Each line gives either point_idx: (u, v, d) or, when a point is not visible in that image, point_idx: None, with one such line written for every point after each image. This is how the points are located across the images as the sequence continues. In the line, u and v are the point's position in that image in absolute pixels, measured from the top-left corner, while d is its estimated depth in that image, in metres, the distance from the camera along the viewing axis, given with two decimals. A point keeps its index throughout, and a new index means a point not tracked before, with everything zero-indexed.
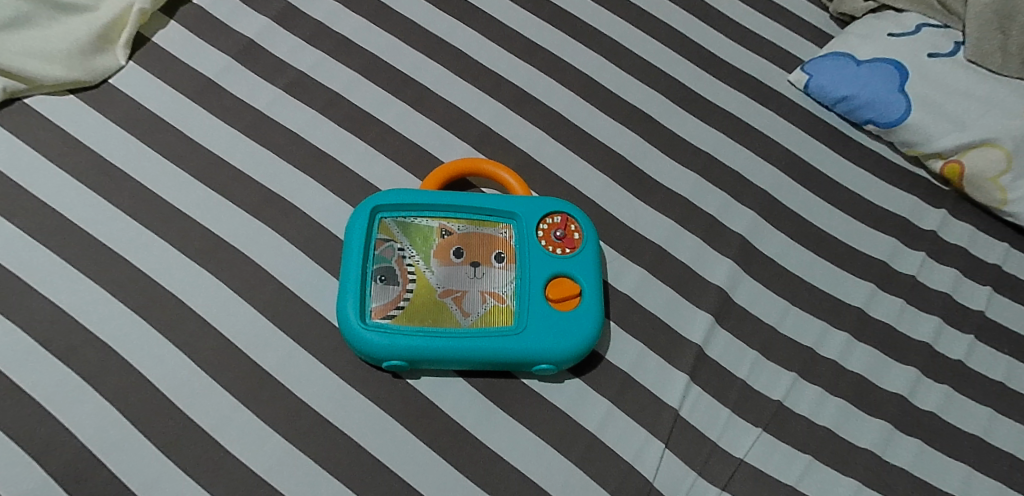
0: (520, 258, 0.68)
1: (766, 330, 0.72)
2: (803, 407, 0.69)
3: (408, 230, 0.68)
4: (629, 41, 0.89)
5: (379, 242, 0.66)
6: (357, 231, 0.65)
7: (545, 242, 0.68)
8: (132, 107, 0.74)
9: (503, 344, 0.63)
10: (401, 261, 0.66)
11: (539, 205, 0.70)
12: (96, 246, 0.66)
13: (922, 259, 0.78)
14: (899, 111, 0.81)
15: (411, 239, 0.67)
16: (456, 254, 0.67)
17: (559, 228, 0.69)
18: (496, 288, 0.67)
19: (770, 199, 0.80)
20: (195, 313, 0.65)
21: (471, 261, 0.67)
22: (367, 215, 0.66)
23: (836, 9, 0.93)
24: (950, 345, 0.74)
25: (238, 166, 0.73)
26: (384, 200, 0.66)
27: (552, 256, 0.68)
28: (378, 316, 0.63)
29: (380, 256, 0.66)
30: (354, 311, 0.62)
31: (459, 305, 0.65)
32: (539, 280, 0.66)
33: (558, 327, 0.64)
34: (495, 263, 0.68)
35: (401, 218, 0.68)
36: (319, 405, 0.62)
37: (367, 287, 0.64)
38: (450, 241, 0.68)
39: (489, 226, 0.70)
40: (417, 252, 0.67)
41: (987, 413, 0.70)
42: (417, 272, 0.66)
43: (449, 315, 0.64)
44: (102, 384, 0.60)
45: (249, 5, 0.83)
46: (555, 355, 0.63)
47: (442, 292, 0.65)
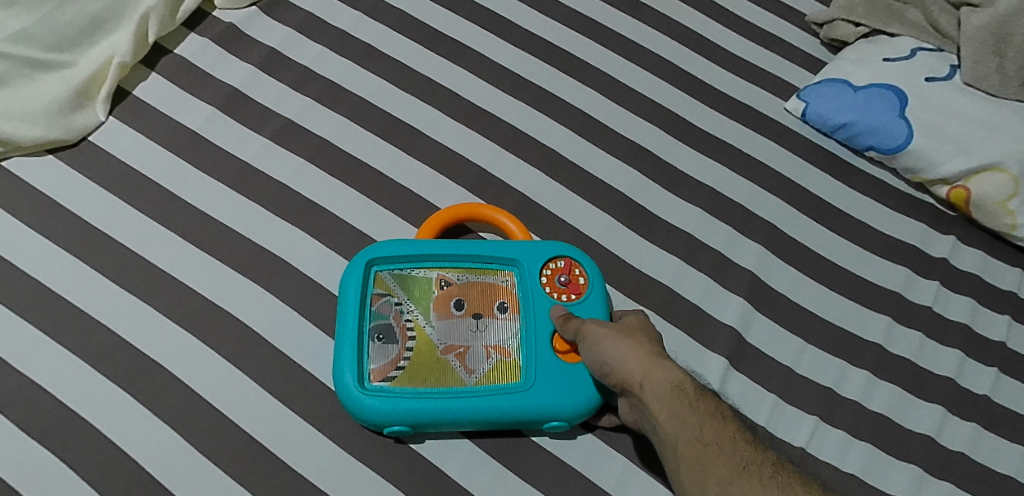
0: (524, 307, 0.65)
1: (782, 372, 0.70)
2: (827, 453, 0.66)
3: (406, 283, 0.64)
4: (622, 75, 0.87)
5: (375, 297, 0.63)
6: (350, 290, 0.62)
7: (550, 288, 0.65)
8: (111, 164, 0.71)
9: (510, 403, 0.59)
10: (399, 317, 0.63)
11: (541, 250, 0.66)
12: (75, 314, 0.63)
13: (936, 289, 0.76)
14: (902, 137, 0.80)
15: (409, 293, 0.64)
16: (456, 306, 0.64)
17: (563, 273, 0.66)
18: (500, 341, 0.63)
19: (777, 232, 0.78)
20: (184, 383, 0.61)
21: (472, 313, 0.64)
22: (362, 271, 0.63)
23: (827, 35, 0.92)
24: (973, 379, 0.71)
25: (223, 221, 0.69)
26: (379, 254, 0.63)
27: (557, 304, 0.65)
28: (377, 379, 0.60)
29: (378, 314, 0.62)
30: (351, 376, 0.58)
31: (462, 362, 0.62)
32: (546, 331, 0.63)
33: (567, 381, 0.61)
34: (498, 313, 0.65)
35: (398, 272, 0.65)
36: (320, 477, 0.59)
37: (365, 348, 0.60)
38: (450, 293, 0.65)
39: (489, 272, 0.66)
40: (415, 307, 0.64)
41: (1018, 450, 0.68)
42: (417, 328, 0.63)
43: (453, 373, 0.61)
44: (86, 465, 0.57)
45: (232, 52, 0.80)
46: (566, 413, 0.60)
47: (444, 348, 0.62)
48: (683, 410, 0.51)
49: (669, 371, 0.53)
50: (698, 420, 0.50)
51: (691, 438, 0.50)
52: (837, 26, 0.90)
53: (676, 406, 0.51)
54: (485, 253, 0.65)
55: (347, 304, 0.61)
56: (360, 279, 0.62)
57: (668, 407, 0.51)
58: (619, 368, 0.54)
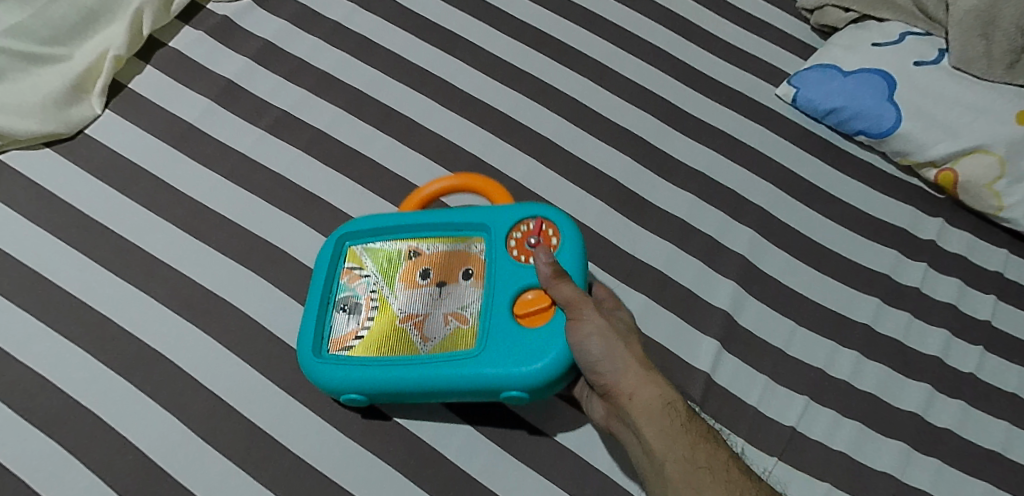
0: (488, 273, 0.62)
1: (773, 353, 0.71)
2: (817, 432, 0.67)
3: (379, 255, 0.65)
4: (615, 63, 0.87)
5: (346, 270, 0.64)
6: (322, 263, 0.63)
7: (516, 252, 0.62)
8: (107, 157, 0.72)
9: (454, 368, 0.57)
10: (368, 293, 0.63)
11: (510, 214, 0.64)
12: (76, 304, 0.64)
13: (924, 270, 0.78)
14: (890, 121, 0.81)
15: (380, 267, 0.64)
16: (423, 277, 0.63)
17: (533, 235, 0.62)
18: (461, 309, 0.62)
19: (768, 216, 0.79)
20: (185, 371, 0.62)
21: (438, 282, 0.63)
22: (333, 245, 0.64)
23: (817, 21, 0.92)
24: (960, 358, 0.73)
25: (220, 212, 0.70)
26: (350, 230, 0.65)
27: (523, 267, 0.61)
28: (336, 348, 0.61)
29: (348, 286, 0.63)
30: (308, 345, 0.60)
31: (420, 330, 0.61)
32: (506, 295, 0.60)
33: (520, 344, 0.57)
34: (463, 281, 0.63)
35: (373, 246, 0.65)
36: (319, 462, 0.60)
37: (330, 318, 0.62)
38: (419, 263, 0.64)
39: (462, 241, 0.65)
40: (382, 280, 0.64)
41: (1005, 426, 0.69)
42: (382, 299, 0.63)
43: (408, 343, 0.60)
44: (88, 452, 0.59)
45: (226, 45, 0.80)
46: (513, 380, 0.56)
47: (403, 318, 0.62)
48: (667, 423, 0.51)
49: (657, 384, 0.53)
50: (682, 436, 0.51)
51: (675, 456, 0.50)
52: (827, 12, 0.91)
53: (661, 423, 0.52)
54: (453, 220, 0.64)
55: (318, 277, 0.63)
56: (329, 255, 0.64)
57: (653, 419, 0.52)
58: (607, 376, 0.54)
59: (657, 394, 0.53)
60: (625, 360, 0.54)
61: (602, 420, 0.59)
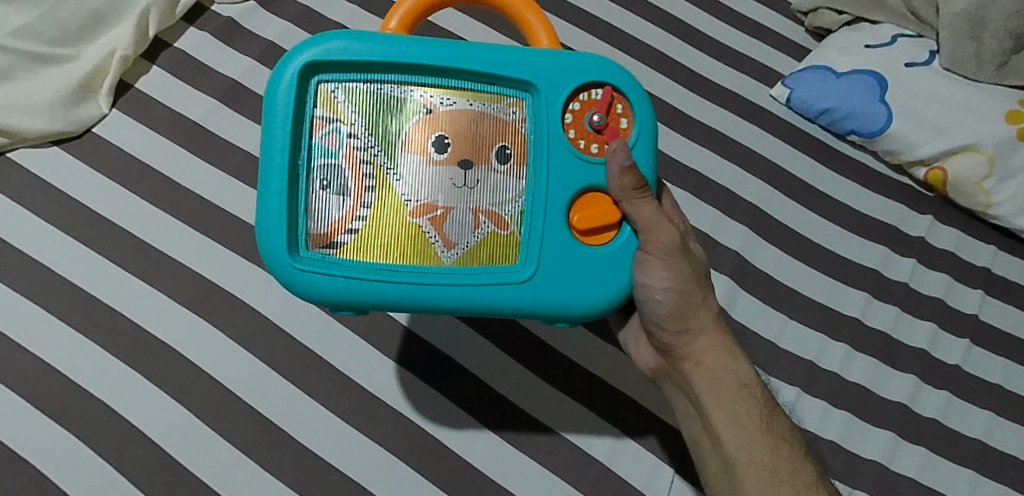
0: (533, 158, 0.50)
1: (766, 346, 0.73)
2: (808, 422, 0.70)
3: (365, 98, 0.49)
4: (612, 63, 0.89)
5: (317, 120, 0.48)
6: (278, 110, 0.47)
7: (574, 132, 0.50)
8: (115, 154, 0.73)
9: (500, 287, 0.49)
10: (350, 149, 0.49)
11: (567, 77, 0.49)
12: (85, 299, 0.66)
13: (913, 266, 0.79)
14: (882, 121, 0.83)
15: (366, 119, 0.49)
16: (437, 146, 0.50)
17: (597, 111, 0.50)
18: (494, 207, 0.51)
19: (761, 213, 0.81)
20: (193, 363, 0.64)
21: (456, 160, 0.50)
22: (290, 77, 0.46)
23: (812, 23, 0.94)
24: (946, 350, 0.75)
25: (225, 208, 0.72)
26: (319, 56, 0.47)
27: (582, 157, 0.50)
28: (320, 245, 0.49)
29: (323, 147, 0.49)
30: (282, 241, 0.47)
31: (438, 230, 0.50)
32: (558, 196, 0.50)
33: (579, 261, 0.50)
34: (495, 164, 0.51)
35: (353, 86, 0.49)
36: (325, 450, 0.62)
37: (302, 194, 0.48)
38: (429, 131, 0.50)
39: (490, 100, 0.50)
40: (372, 136, 0.50)
41: (987, 416, 0.72)
42: (376, 170, 0.50)
43: (427, 248, 0.50)
44: (100, 441, 0.61)
45: (231, 45, 0.82)
46: (570, 305, 0.50)
47: (415, 211, 0.50)
48: (736, 405, 0.52)
49: (730, 363, 0.53)
50: (748, 419, 0.52)
51: (737, 424, 0.51)
52: (821, 14, 0.93)
53: (727, 391, 0.52)
54: (475, 63, 0.48)
55: (270, 133, 0.47)
56: (287, 92, 0.46)
57: (722, 398, 0.52)
58: (680, 335, 0.54)
59: (728, 365, 0.53)
60: (703, 325, 0.54)
61: (648, 369, 0.59)
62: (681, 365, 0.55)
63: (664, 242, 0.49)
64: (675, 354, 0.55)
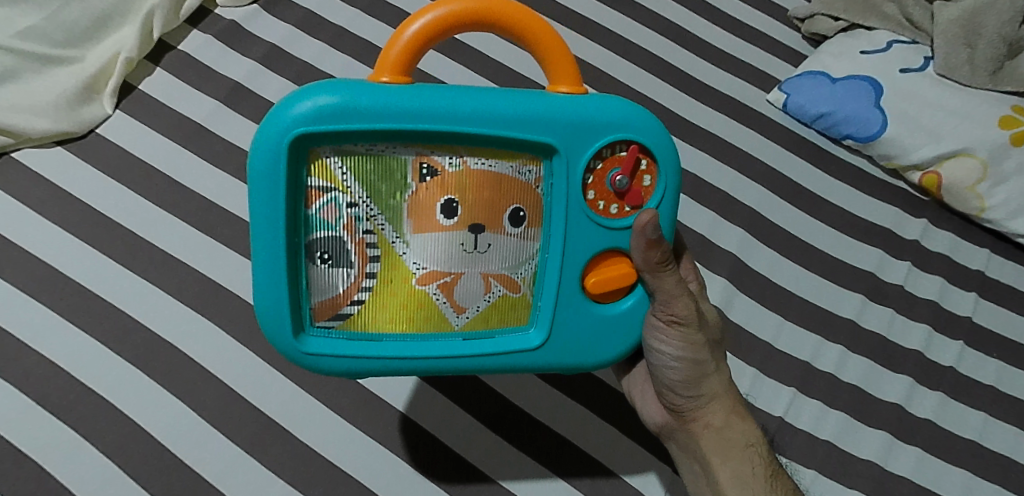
0: (549, 220, 0.48)
1: (762, 347, 0.74)
2: (804, 421, 0.70)
3: (364, 160, 0.44)
4: (611, 67, 0.90)
5: (314, 191, 0.44)
6: (267, 184, 0.41)
7: (597, 194, 0.48)
8: (118, 155, 0.74)
9: (513, 356, 0.50)
10: (350, 217, 0.45)
11: (590, 137, 0.46)
12: (89, 297, 0.67)
13: (908, 269, 0.80)
14: (876, 126, 0.84)
15: (368, 184, 0.45)
16: (446, 209, 0.46)
17: (620, 172, 0.47)
18: (507, 272, 0.49)
19: (758, 216, 0.82)
20: (196, 361, 0.65)
21: (467, 223, 0.47)
22: (280, 150, 0.41)
23: (808, 29, 0.95)
24: (941, 352, 0.76)
25: (228, 209, 0.73)
26: (313, 126, 0.41)
27: (601, 222, 0.48)
28: (324, 318, 0.47)
29: (322, 217, 0.45)
30: (285, 323, 0.45)
31: (447, 296, 0.48)
32: (576, 263, 0.49)
33: (592, 326, 0.50)
34: (510, 228, 0.48)
35: (349, 148, 0.43)
36: (325, 448, 0.63)
37: (301, 270, 0.45)
38: (436, 193, 0.46)
39: (505, 158, 0.46)
40: (373, 202, 0.45)
41: (981, 417, 0.73)
42: (380, 238, 0.46)
43: (437, 314, 0.49)
44: (102, 438, 0.61)
45: (234, 48, 0.83)
46: (581, 366, 0.51)
47: (422, 278, 0.48)
48: (743, 465, 0.53)
49: (738, 424, 0.55)
50: (755, 481, 0.53)
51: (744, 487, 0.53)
52: (817, 20, 0.94)
53: (734, 453, 0.54)
54: (491, 122, 0.43)
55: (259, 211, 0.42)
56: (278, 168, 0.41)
57: (729, 458, 0.54)
58: (693, 399, 0.55)
59: (738, 428, 0.55)
60: (716, 389, 0.55)
61: (653, 425, 0.60)
62: (688, 425, 0.56)
63: (683, 313, 0.50)
64: (683, 415, 0.56)
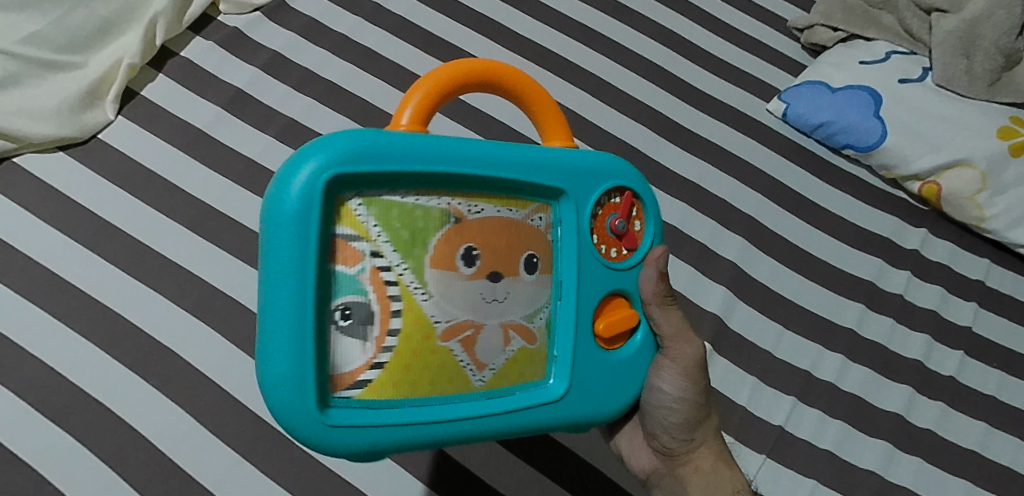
0: (560, 265, 0.48)
1: (762, 356, 0.74)
2: (804, 430, 0.70)
3: (387, 208, 0.40)
4: (612, 76, 0.90)
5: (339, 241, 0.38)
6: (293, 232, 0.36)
7: (600, 238, 0.49)
8: (120, 160, 0.74)
9: (540, 410, 0.46)
10: (374, 272, 0.40)
11: (592, 184, 0.48)
12: (89, 302, 0.67)
13: (907, 278, 0.80)
14: (876, 135, 0.84)
15: (391, 231, 0.40)
16: (466, 258, 0.43)
17: (620, 215, 0.50)
18: (525, 321, 0.46)
19: (758, 225, 0.82)
20: (195, 367, 0.65)
21: (486, 272, 0.44)
22: (313, 194, 0.36)
23: (807, 40, 0.96)
24: (941, 362, 0.76)
25: (229, 214, 0.73)
26: (344, 168, 0.37)
27: (608, 264, 0.49)
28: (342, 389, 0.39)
29: (345, 272, 0.39)
30: (310, 397, 0.36)
31: (470, 353, 0.44)
32: (587, 307, 0.48)
33: (608, 374, 0.49)
34: (526, 274, 0.46)
35: (376, 196, 0.40)
36: (324, 455, 0.62)
37: (326, 331, 0.38)
38: (457, 242, 0.43)
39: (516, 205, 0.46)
40: (399, 253, 0.40)
41: (981, 427, 0.73)
42: (403, 290, 0.41)
43: (460, 373, 0.43)
44: (99, 443, 0.61)
45: (236, 55, 0.83)
46: (601, 418, 0.49)
47: (445, 333, 0.42)
48: None
49: (726, 470, 0.56)
50: None
51: None
52: (816, 31, 0.94)
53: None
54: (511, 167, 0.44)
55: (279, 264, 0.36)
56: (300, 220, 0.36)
57: None
58: (685, 444, 0.56)
59: (725, 473, 0.56)
60: (706, 435, 0.56)
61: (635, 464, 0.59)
62: (678, 469, 0.57)
63: (688, 353, 0.52)
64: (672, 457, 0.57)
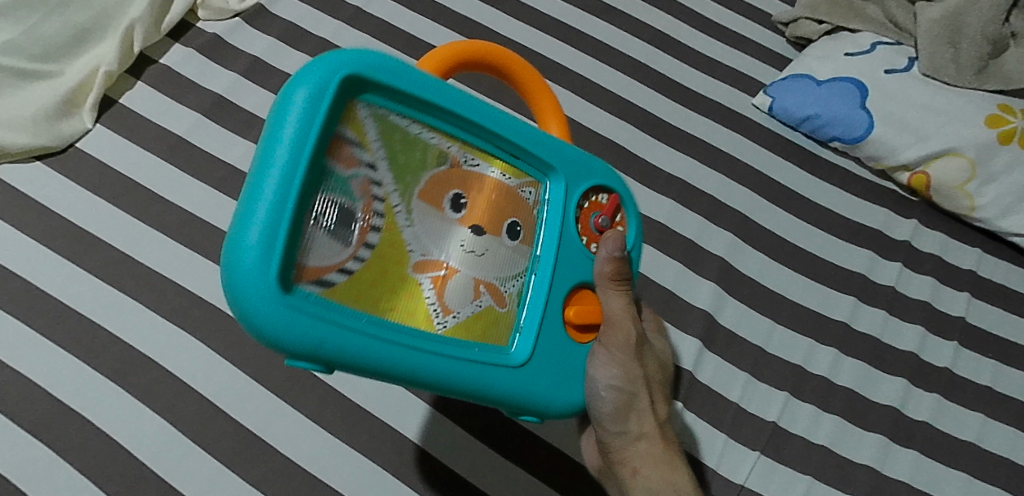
0: (538, 241, 0.49)
1: (754, 352, 0.73)
2: (798, 426, 0.69)
3: (390, 129, 0.41)
4: (596, 75, 0.90)
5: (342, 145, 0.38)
6: (279, 165, 0.34)
7: (585, 235, 0.51)
8: (98, 169, 0.74)
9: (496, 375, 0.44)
10: (369, 184, 0.40)
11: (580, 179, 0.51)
12: (66, 313, 0.66)
13: (898, 270, 0.80)
14: (862, 127, 0.83)
15: (388, 148, 0.41)
16: (453, 204, 0.45)
17: (603, 213, 0.52)
18: (497, 281, 0.46)
19: (747, 221, 0.81)
20: (175, 376, 0.64)
21: (470, 223, 0.45)
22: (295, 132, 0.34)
23: (792, 33, 0.95)
24: (935, 353, 0.75)
25: (209, 221, 0.72)
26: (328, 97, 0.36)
27: (579, 252, 0.50)
28: (308, 280, 0.37)
29: (346, 183, 0.38)
30: (269, 285, 0.34)
31: (439, 295, 0.44)
32: (558, 294, 0.49)
33: (552, 359, 0.48)
34: (506, 238, 0.47)
35: (385, 114, 0.41)
36: (308, 463, 0.61)
37: (298, 235, 0.35)
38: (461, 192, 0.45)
39: (499, 168, 0.47)
40: (392, 175, 0.41)
41: (978, 418, 0.72)
42: (387, 208, 0.41)
43: (425, 314, 0.43)
44: (78, 456, 0.60)
45: (216, 61, 0.82)
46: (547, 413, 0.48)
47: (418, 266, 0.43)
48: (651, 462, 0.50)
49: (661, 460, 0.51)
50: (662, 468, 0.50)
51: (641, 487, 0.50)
52: (801, 24, 0.94)
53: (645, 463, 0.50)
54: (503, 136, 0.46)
55: (258, 180, 0.34)
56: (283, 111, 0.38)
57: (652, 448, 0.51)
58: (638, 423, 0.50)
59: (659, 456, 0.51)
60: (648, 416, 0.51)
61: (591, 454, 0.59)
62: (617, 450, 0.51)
63: (630, 339, 0.49)
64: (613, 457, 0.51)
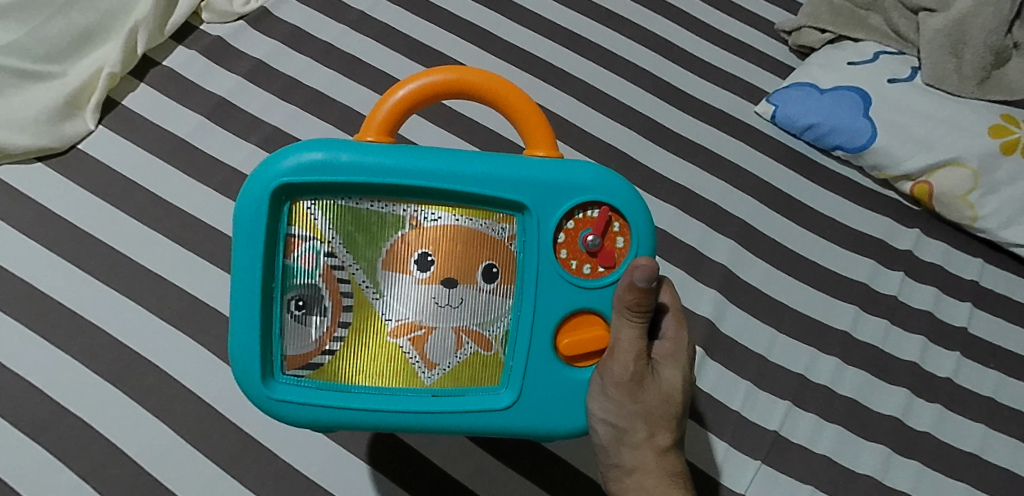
0: (518, 277, 0.49)
1: (755, 360, 0.73)
2: (800, 436, 0.69)
3: (343, 214, 0.47)
4: (599, 82, 0.90)
5: (293, 240, 0.46)
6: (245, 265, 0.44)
7: (573, 257, 0.48)
8: (100, 171, 0.73)
9: (480, 416, 0.48)
10: (327, 267, 0.47)
11: (563, 195, 0.47)
12: (67, 315, 0.65)
13: (900, 279, 0.79)
14: (864, 136, 0.83)
15: (344, 231, 0.47)
16: (420, 263, 0.48)
17: (592, 230, 0.48)
18: (478, 327, 0.49)
19: (749, 228, 0.81)
20: (175, 379, 0.63)
21: (439, 278, 0.48)
22: (263, 200, 0.44)
23: (795, 42, 0.95)
24: (937, 363, 0.75)
25: (210, 223, 0.72)
26: (297, 178, 0.44)
27: (575, 280, 0.48)
28: (293, 367, 0.48)
29: (303, 268, 0.47)
30: (255, 372, 0.45)
31: (418, 350, 0.49)
32: (546, 324, 0.48)
33: (558, 388, 0.49)
34: (481, 283, 0.49)
35: (330, 201, 0.46)
36: (309, 468, 0.61)
37: (275, 318, 0.46)
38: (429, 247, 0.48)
39: (479, 215, 0.48)
40: (350, 252, 0.47)
41: (980, 429, 0.72)
42: (353, 284, 0.48)
43: (407, 369, 0.49)
44: (77, 459, 0.59)
45: (219, 64, 0.82)
46: (555, 436, 0.49)
47: (395, 329, 0.48)
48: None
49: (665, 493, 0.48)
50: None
51: None
52: (804, 33, 0.94)
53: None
54: (477, 182, 0.46)
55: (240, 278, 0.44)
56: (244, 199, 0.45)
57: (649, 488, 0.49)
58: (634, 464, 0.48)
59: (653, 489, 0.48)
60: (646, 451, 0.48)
61: None
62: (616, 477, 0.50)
63: (625, 374, 0.46)
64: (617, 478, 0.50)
